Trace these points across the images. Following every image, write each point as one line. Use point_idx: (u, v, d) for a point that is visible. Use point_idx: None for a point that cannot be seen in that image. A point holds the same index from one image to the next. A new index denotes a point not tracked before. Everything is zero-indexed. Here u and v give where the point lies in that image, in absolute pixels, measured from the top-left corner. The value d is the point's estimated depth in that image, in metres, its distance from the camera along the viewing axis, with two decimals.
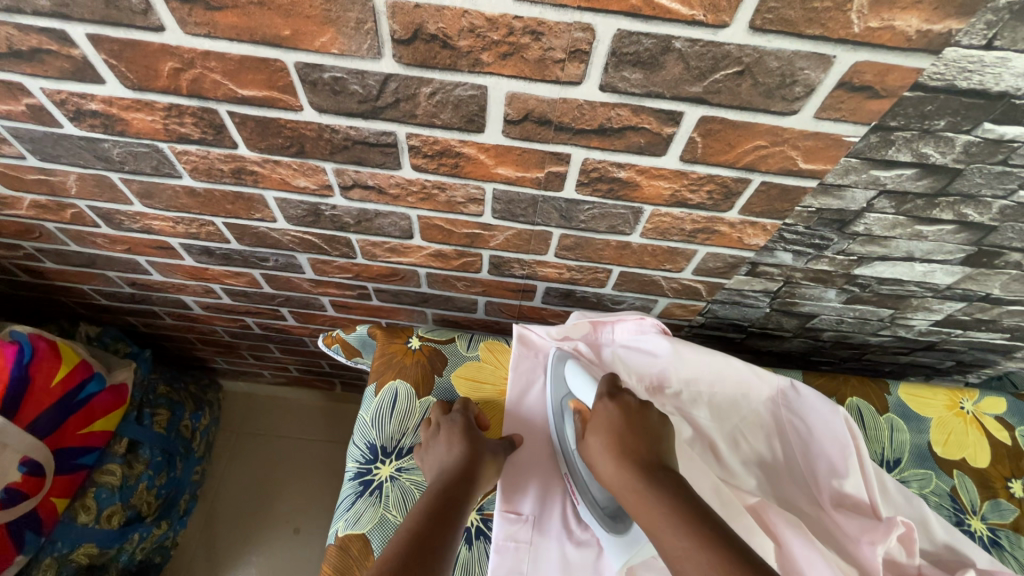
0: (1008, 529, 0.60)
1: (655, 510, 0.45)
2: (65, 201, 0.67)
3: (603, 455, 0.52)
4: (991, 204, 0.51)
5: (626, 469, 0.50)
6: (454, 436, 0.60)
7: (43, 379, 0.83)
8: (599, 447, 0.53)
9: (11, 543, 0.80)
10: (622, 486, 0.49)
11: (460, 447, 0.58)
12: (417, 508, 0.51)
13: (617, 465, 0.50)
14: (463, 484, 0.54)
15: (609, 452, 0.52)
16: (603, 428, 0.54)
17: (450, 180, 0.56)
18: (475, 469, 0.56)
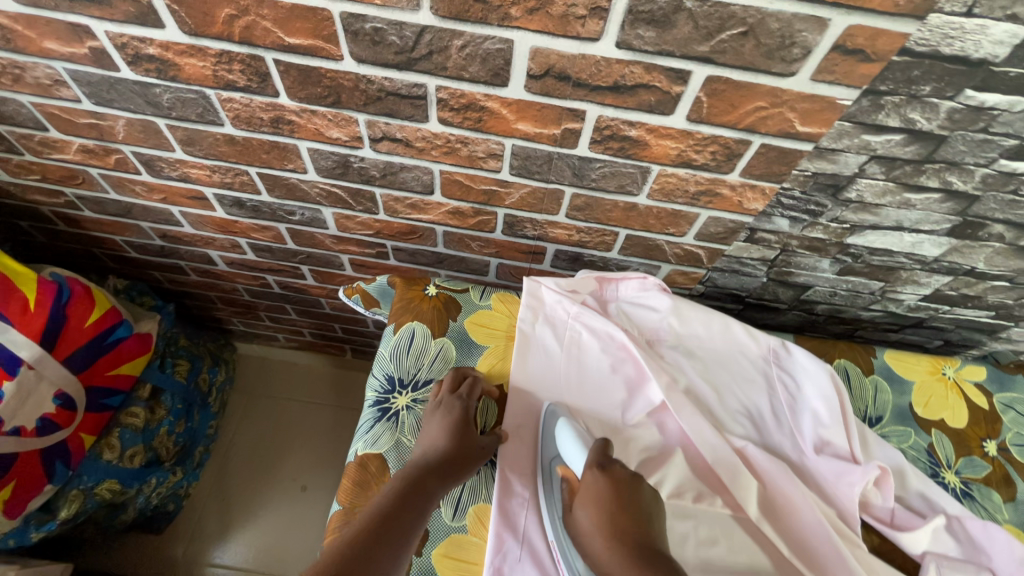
0: (980, 483, 0.64)
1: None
2: (111, 146, 0.72)
3: (595, 538, 0.50)
4: (974, 171, 0.55)
5: (615, 556, 0.47)
6: (443, 420, 0.62)
7: (78, 319, 0.87)
8: (591, 528, 0.50)
9: (43, 471, 0.84)
10: (610, 569, 0.47)
11: (447, 433, 0.60)
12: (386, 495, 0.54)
13: (609, 549, 0.48)
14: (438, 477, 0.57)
15: (600, 532, 0.49)
16: (596, 509, 0.51)
17: (473, 134, 0.61)
18: (455, 459, 0.59)
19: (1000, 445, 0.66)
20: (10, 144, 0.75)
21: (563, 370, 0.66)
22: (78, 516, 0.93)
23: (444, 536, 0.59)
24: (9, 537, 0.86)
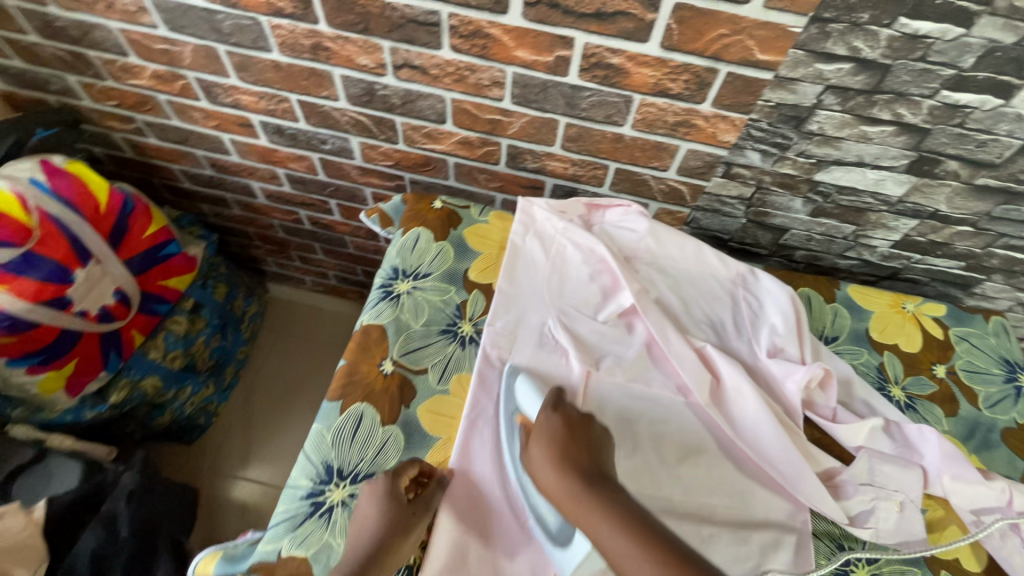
0: (925, 398, 0.69)
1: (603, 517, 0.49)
2: (178, 72, 0.85)
3: (551, 485, 0.53)
4: (920, 103, 0.62)
5: (569, 480, 0.52)
6: (373, 500, 0.54)
7: (139, 229, 1.00)
8: (547, 464, 0.54)
9: (100, 356, 0.98)
10: (566, 490, 0.52)
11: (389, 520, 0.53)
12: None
13: (559, 475, 0.53)
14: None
15: (556, 460, 0.54)
16: (552, 444, 0.55)
17: (479, 61, 0.71)
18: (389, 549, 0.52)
19: (948, 369, 0.71)
20: (96, 70, 0.89)
21: (545, 272, 0.74)
22: (125, 404, 1.06)
23: (429, 397, 0.64)
24: (67, 412, 1.00)
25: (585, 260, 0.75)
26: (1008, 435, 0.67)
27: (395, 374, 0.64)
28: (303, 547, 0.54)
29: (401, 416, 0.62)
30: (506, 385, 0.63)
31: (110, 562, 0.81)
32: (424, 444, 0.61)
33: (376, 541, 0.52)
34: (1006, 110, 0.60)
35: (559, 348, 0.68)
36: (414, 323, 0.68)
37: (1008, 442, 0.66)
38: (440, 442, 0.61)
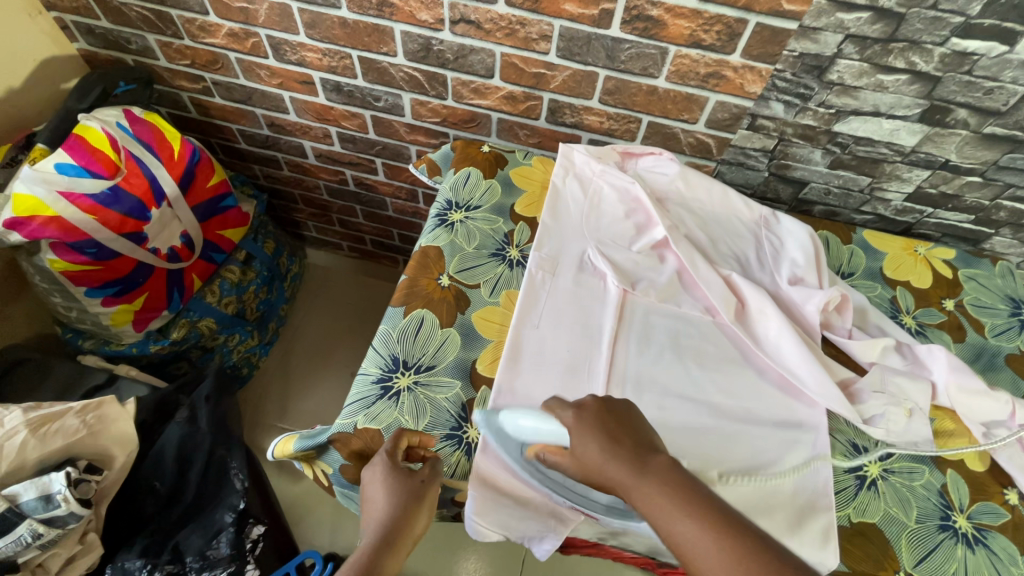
0: (934, 327, 0.75)
1: (663, 505, 0.46)
2: (251, 30, 0.94)
3: (601, 475, 0.50)
4: (932, 50, 0.68)
5: (616, 466, 0.49)
6: (380, 479, 0.55)
7: (204, 180, 1.09)
8: (594, 453, 0.50)
9: (165, 295, 1.07)
10: (616, 475, 0.49)
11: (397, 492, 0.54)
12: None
13: (607, 460, 0.50)
14: (387, 550, 0.50)
15: (599, 446, 0.50)
16: (588, 438, 0.51)
17: (530, 15, 0.78)
18: (404, 525, 0.52)
19: (957, 303, 0.77)
20: (176, 29, 0.98)
21: (583, 207, 0.80)
22: (183, 342, 1.14)
23: (482, 306, 0.71)
24: (133, 345, 1.08)
25: (619, 198, 0.82)
26: (1012, 360, 0.72)
27: (451, 286, 0.72)
28: (375, 422, 0.61)
29: (458, 321, 0.69)
30: (549, 300, 0.71)
31: (192, 452, 0.90)
32: (478, 345, 0.68)
33: (389, 517, 0.52)
34: (1010, 56, 0.67)
35: (595, 273, 0.75)
36: (467, 245, 0.76)
37: (1013, 365, 0.72)
38: (493, 344, 0.68)
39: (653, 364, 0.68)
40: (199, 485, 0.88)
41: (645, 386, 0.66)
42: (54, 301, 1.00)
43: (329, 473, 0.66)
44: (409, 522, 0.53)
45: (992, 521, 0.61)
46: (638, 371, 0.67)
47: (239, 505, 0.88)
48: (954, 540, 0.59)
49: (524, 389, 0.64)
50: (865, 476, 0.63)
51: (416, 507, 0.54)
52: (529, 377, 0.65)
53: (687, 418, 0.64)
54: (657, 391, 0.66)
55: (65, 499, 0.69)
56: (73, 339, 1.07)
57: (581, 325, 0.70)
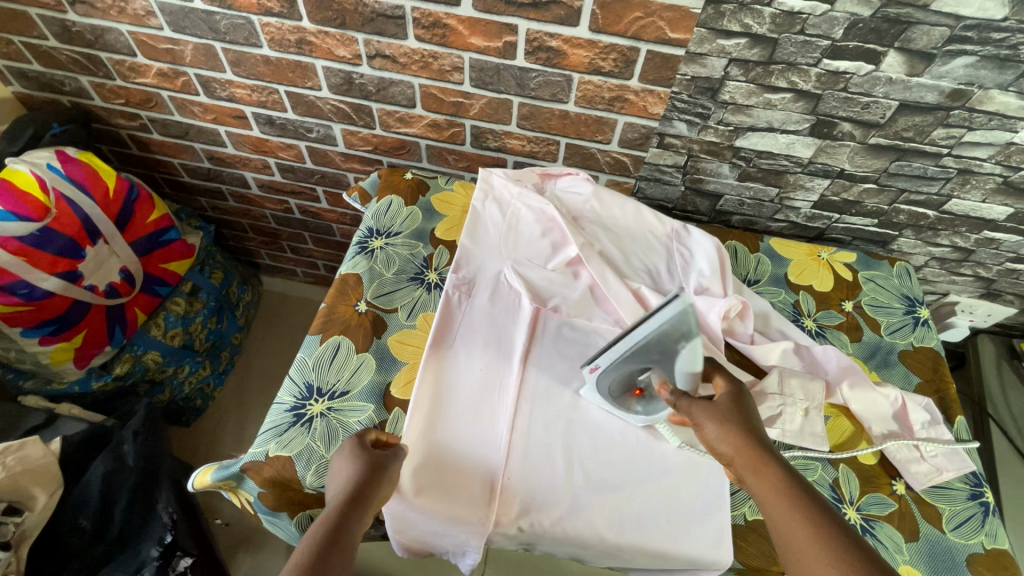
0: (833, 328, 0.79)
1: (786, 505, 0.49)
2: (180, 69, 0.97)
3: (729, 451, 0.54)
4: (808, 71, 0.73)
5: (746, 444, 0.54)
6: (344, 454, 0.58)
7: (143, 216, 1.10)
8: (730, 442, 0.54)
9: (106, 331, 1.07)
10: (746, 465, 0.53)
11: (357, 467, 0.56)
12: (301, 551, 0.48)
13: (732, 438, 0.54)
14: (353, 509, 0.53)
15: (737, 435, 0.54)
16: (727, 433, 0.55)
17: (440, 49, 0.82)
18: (372, 486, 0.55)
19: (856, 304, 0.82)
20: (107, 70, 1.01)
21: (500, 226, 0.83)
22: (127, 377, 1.14)
23: (398, 330, 0.74)
24: (75, 383, 1.09)
25: (534, 216, 0.84)
26: (904, 355, 0.77)
27: (369, 312, 0.74)
28: (286, 449, 0.63)
29: (374, 345, 0.72)
30: (463, 319, 0.74)
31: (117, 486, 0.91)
32: (394, 368, 0.70)
33: (356, 482, 0.55)
34: (878, 74, 0.72)
35: (509, 291, 0.78)
36: (385, 271, 0.78)
37: (905, 360, 0.77)
38: (407, 366, 0.70)
39: (564, 376, 0.71)
40: (123, 520, 0.90)
41: (555, 397, 0.70)
42: None
43: (252, 501, 0.65)
44: (376, 487, 0.55)
45: (880, 511, 0.64)
46: (549, 383, 0.71)
47: (166, 538, 0.92)
48: None
49: (438, 407, 0.67)
50: None
51: (379, 472, 0.56)
52: (445, 393, 0.68)
53: (592, 428, 0.68)
54: (565, 403, 0.69)
55: None
56: (14, 380, 1.07)
57: (495, 342, 0.73)
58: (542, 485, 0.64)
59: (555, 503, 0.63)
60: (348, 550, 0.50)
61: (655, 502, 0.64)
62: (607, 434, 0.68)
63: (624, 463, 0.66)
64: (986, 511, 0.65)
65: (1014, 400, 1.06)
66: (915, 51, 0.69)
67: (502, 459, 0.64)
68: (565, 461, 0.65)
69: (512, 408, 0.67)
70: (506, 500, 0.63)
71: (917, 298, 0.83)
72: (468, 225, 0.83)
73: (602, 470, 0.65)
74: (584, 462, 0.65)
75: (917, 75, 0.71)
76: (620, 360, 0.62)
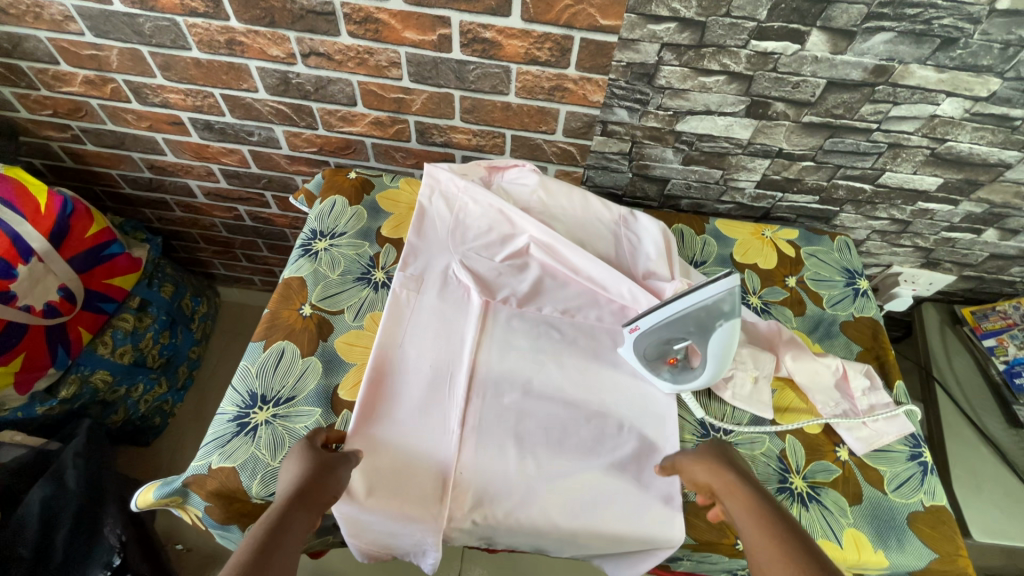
0: (778, 304, 0.81)
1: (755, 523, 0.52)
2: (107, 76, 0.93)
3: (713, 485, 0.58)
4: (738, 53, 0.75)
5: (725, 473, 0.57)
6: (295, 456, 0.58)
7: (80, 230, 1.06)
8: (709, 475, 0.59)
9: (48, 352, 1.03)
10: (723, 491, 0.57)
11: (304, 467, 0.56)
12: (244, 544, 0.47)
13: (713, 471, 0.58)
14: (300, 506, 0.52)
15: (714, 468, 0.59)
16: (712, 470, 0.59)
17: (375, 45, 0.81)
18: (321, 486, 0.55)
19: (799, 280, 0.83)
20: (29, 80, 0.96)
21: (446, 221, 0.82)
22: (76, 399, 1.11)
23: (345, 331, 0.72)
24: (17, 409, 1.04)
25: (478, 207, 0.82)
26: (846, 326, 0.79)
27: (313, 315, 0.73)
28: (229, 460, 0.61)
29: (319, 348, 0.70)
30: (411, 316, 0.73)
31: (58, 514, 0.88)
32: (341, 370, 0.69)
33: (305, 481, 0.54)
34: (804, 53, 0.74)
35: (458, 285, 0.77)
36: (330, 273, 0.77)
37: (846, 331, 0.79)
38: (355, 368, 0.69)
39: (515, 368, 0.71)
40: (67, 547, 0.87)
41: (507, 388, 0.69)
42: None
43: (197, 516, 0.64)
44: (323, 488, 0.55)
45: (825, 478, 0.66)
46: (500, 377, 0.70)
47: (114, 561, 0.89)
48: (790, 500, 0.64)
49: (387, 407, 0.66)
50: None
51: (329, 472, 0.56)
52: (394, 394, 0.67)
53: (545, 416, 0.68)
54: (517, 392, 0.69)
55: None
56: None
57: (444, 337, 0.72)
58: (494, 478, 0.63)
59: (508, 494, 0.63)
60: (291, 549, 0.49)
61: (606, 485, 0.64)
62: (560, 419, 0.68)
63: (576, 449, 0.66)
64: (924, 470, 0.67)
65: (958, 363, 1.10)
66: (836, 29, 0.70)
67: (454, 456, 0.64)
68: (517, 452, 0.65)
69: (462, 403, 0.67)
70: (459, 495, 0.62)
71: (856, 271, 0.85)
72: (414, 221, 0.82)
73: (555, 456, 0.65)
74: (536, 449, 0.66)
75: (841, 52, 0.73)
76: (658, 325, 0.65)
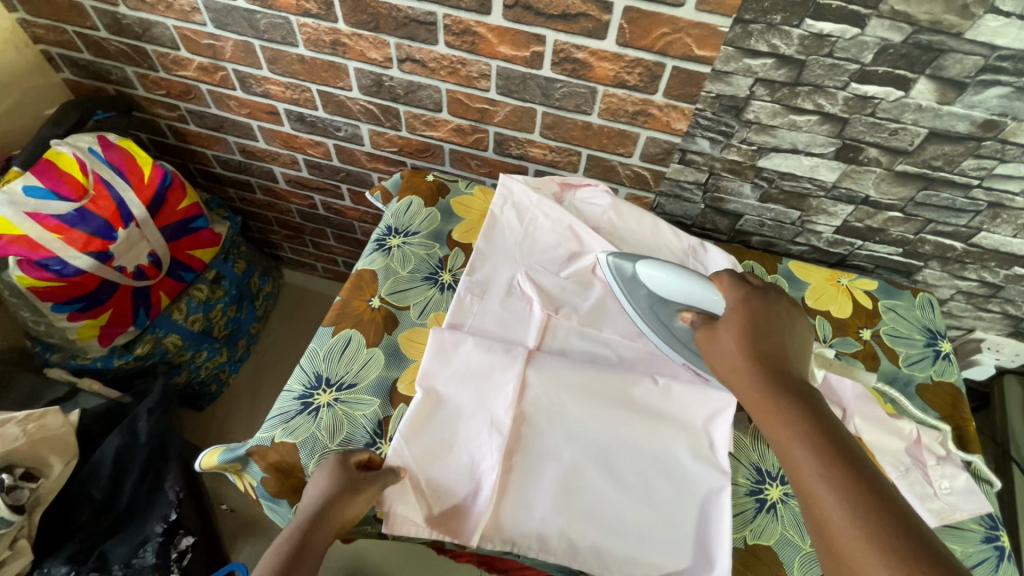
0: (849, 355, 0.77)
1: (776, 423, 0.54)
2: (219, 65, 1.01)
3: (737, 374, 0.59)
4: (835, 94, 0.73)
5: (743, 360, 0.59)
6: (327, 470, 0.60)
7: (173, 203, 1.14)
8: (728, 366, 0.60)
9: (131, 311, 1.10)
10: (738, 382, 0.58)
11: (331, 484, 0.58)
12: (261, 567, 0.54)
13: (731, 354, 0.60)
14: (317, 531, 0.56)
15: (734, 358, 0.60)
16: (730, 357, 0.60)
17: (469, 56, 0.84)
18: (339, 506, 0.57)
19: (874, 333, 0.80)
20: (151, 62, 1.05)
21: (515, 230, 0.83)
22: (148, 357, 1.18)
23: (409, 327, 0.75)
24: (98, 359, 1.12)
25: (548, 222, 0.83)
26: (922, 388, 0.75)
27: (381, 307, 0.76)
28: (291, 436, 0.65)
29: (384, 341, 0.73)
30: (473, 317, 0.75)
31: (128, 460, 0.97)
32: (401, 364, 0.72)
33: (326, 500, 0.57)
34: (907, 101, 0.71)
35: (522, 294, 0.78)
36: (401, 269, 0.80)
37: (922, 394, 0.75)
38: (414, 364, 0.71)
39: (573, 367, 0.69)
40: (132, 493, 0.96)
41: (559, 390, 0.67)
42: (23, 315, 1.05)
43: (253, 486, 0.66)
44: (343, 508, 0.57)
45: None
46: (557, 369, 0.69)
47: (171, 516, 0.96)
48: None
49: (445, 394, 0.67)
50: (765, 500, 0.66)
51: (348, 496, 0.57)
52: (460, 358, 0.69)
53: (584, 427, 0.66)
54: (572, 392, 0.67)
55: None
56: (41, 352, 1.11)
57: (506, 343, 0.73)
58: (544, 448, 0.65)
59: (557, 465, 0.64)
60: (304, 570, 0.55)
61: (656, 504, 0.63)
62: (630, 420, 0.66)
63: (644, 453, 0.65)
64: (1001, 556, 0.63)
65: None
66: (947, 79, 0.67)
67: (510, 424, 0.65)
68: (575, 429, 0.66)
69: (520, 380, 0.67)
70: (511, 459, 0.64)
71: (938, 331, 0.81)
72: (485, 229, 0.83)
73: (593, 451, 0.65)
74: (599, 442, 0.65)
75: (948, 103, 0.70)
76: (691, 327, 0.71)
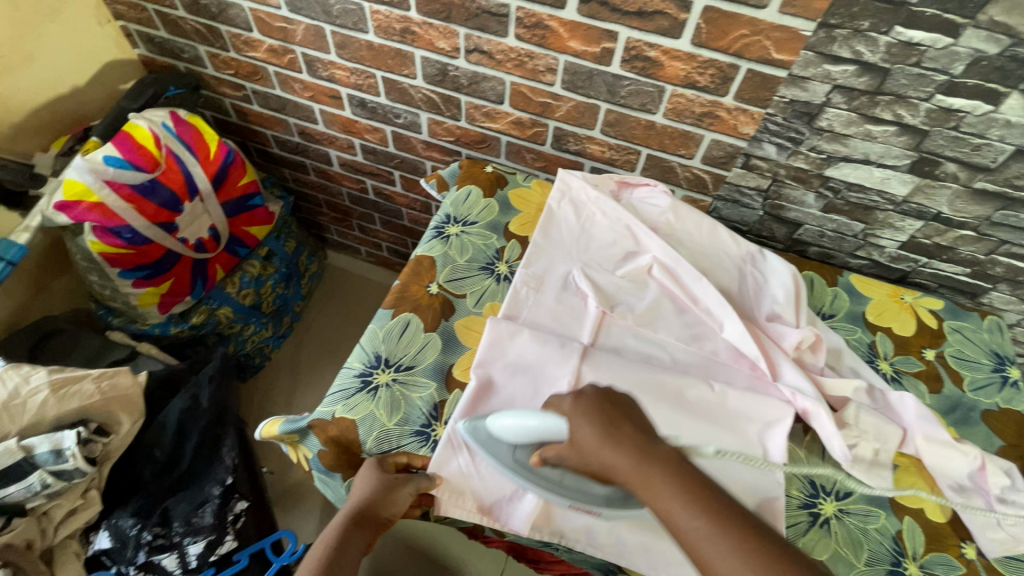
0: (910, 375, 0.76)
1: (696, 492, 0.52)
2: (289, 48, 1.03)
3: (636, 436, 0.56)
4: (918, 105, 0.71)
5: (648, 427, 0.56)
6: (367, 469, 0.64)
7: (235, 179, 1.18)
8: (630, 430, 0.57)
9: (190, 281, 1.15)
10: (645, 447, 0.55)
11: (371, 485, 0.62)
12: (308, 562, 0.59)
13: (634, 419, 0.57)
14: (358, 529, 0.61)
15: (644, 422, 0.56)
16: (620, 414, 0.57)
17: (538, 49, 0.84)
18: (377, 508, 0.61)
19: (938, 353, 0.78)
20: (224, 42, 1.08)
21: (571, 225, 0.83)
22: (202, 327, 1.23)
23: (465, 315, 0.76)
24: (156, 326, 1.17)
25: (605, 220, 0.83)
26: (988, 414, 0.73)
27: (439, 294, 0.77)
28: (352, 412, 0.67)
29: (441, 326, 0.74)
30: (528, 310, 0.75)
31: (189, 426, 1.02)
32: (457, 350, 0.73)
33: (365, 502, 0.61)
34: (995, 115, 0.68)
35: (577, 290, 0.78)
36: (459, 257, 0.81)
37: (988, 420, 0.72)
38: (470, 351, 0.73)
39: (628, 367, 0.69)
40: (193, 458, 1.01)
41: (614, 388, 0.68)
42: (91, 279, 1.09)
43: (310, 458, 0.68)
44: (380, 510, 0.61)
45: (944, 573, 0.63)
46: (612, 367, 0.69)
47: (226, 480, 1.01)
48: None
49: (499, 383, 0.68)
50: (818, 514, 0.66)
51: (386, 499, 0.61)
52: (515, 349, 0.70)
53: None
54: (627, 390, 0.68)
55: (72, 454, 0.81)
56: (104, 316, 1.16)
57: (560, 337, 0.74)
58: None
59: None
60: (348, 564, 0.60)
61: None
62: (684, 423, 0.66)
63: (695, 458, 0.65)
64: None
65: None
66: None
67: None
68: None
69: (575, 374, 0.68)
70: None
71: (1007, 357, 0.78)
72: (542, 223, 0.84)
73: None
74: None
75: None
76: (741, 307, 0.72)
